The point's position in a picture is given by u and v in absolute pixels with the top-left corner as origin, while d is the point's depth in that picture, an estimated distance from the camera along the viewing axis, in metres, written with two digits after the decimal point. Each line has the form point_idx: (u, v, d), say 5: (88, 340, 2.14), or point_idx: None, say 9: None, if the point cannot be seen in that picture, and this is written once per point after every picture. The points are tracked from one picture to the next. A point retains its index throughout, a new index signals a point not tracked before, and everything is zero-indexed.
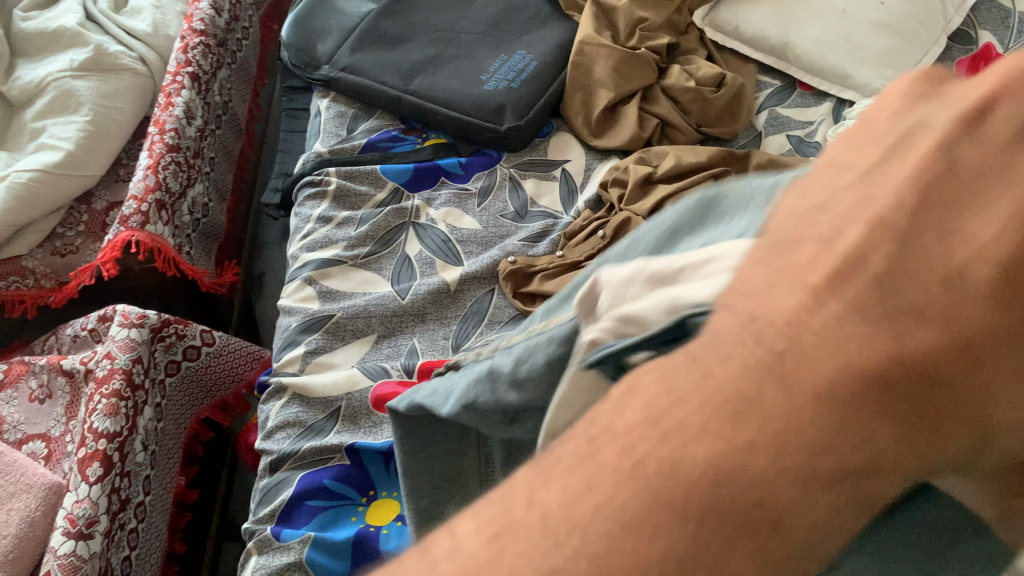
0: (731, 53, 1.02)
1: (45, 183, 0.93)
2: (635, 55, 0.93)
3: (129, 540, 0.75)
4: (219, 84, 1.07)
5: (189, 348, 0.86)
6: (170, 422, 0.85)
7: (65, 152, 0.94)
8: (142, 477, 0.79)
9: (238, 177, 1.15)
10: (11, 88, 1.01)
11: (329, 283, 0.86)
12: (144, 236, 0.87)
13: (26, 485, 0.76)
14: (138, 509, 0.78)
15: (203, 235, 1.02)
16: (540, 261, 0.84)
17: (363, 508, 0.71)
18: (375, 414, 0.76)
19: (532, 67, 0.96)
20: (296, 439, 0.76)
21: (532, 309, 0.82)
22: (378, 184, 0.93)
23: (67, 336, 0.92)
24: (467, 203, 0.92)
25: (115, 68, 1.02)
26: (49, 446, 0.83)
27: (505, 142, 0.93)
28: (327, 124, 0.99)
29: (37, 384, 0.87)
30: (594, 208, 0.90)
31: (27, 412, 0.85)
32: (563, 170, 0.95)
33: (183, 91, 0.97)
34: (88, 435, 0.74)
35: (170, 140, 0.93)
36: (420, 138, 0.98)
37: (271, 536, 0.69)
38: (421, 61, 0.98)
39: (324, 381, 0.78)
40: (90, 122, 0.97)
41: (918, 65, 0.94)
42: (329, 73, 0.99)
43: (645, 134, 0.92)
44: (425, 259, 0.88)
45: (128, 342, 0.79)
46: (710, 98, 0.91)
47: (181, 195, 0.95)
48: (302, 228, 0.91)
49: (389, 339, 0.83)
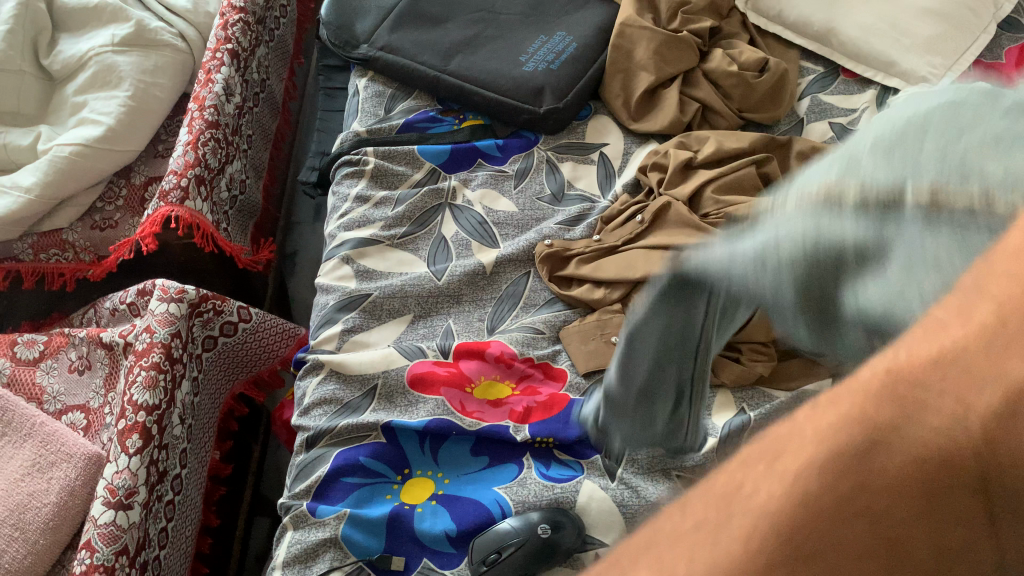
0: (775, 39, 1.00)
1: (85, 157, 0.93)
2: (676, 38, 0.92)
3: (166, 511, 0.76)
4: (258, 62, 1.07)
5: (226, 324, 0.87)
6: (206, 397, 0.86)
7: (105, 127, 0.95)
8: (179, 450, 0.80)
9: (274, 155, 1.15)
10: (54, 63, 1.01)
11: (366, 262, 0.86)
12: (183, 212, 0.88)
13: (65, 455, 0.77)
14: (175, 481, 0.79)
15: (239, 212, 1.02)
16: (577, 245, 0.84)
17: (398, 487, 0.72)
18: (411, 393, 0.76)
19: (573, 49, 0.95)
20: (332, 416, 0.76)
21: (569, 292, 0.82)
22: (415, 164, 0.93)
23: (106, 309, 0.93)
24: (504, 185, 0.92)
25: (156, 44, 1.02)
26: (88, 417, 0.84)
27: (543, 124, 0.92)
28: (365, 103, 0.99)
29: (77, 355, 0.88)
30: (632, 192, 0.89)
31: (67, 383, 0.87)
32: (601, 154, 0.94)
33: (222, 68, 0.97)
34: (127, 407, 0.75)
35: (210, 117, 0.94)
36: (457, 119, 0.97)
37: (307, 511, 0.70)
38: (460, 41, 0.97)
39: (361, 360, 0.78)
40: (130, 98, 0.98)
41: (967, 53, 0.91)
42: (367, 52, 0.99)
43: (685, 118, 0.91)
44: (461, 241, 0.88)
45: (168, 317, 0.79)
46: (753, 84, 0.89)
47: (220, 171, 0.95)
48: (340, 207, 0.91)
49: (425, 319, 0.83)
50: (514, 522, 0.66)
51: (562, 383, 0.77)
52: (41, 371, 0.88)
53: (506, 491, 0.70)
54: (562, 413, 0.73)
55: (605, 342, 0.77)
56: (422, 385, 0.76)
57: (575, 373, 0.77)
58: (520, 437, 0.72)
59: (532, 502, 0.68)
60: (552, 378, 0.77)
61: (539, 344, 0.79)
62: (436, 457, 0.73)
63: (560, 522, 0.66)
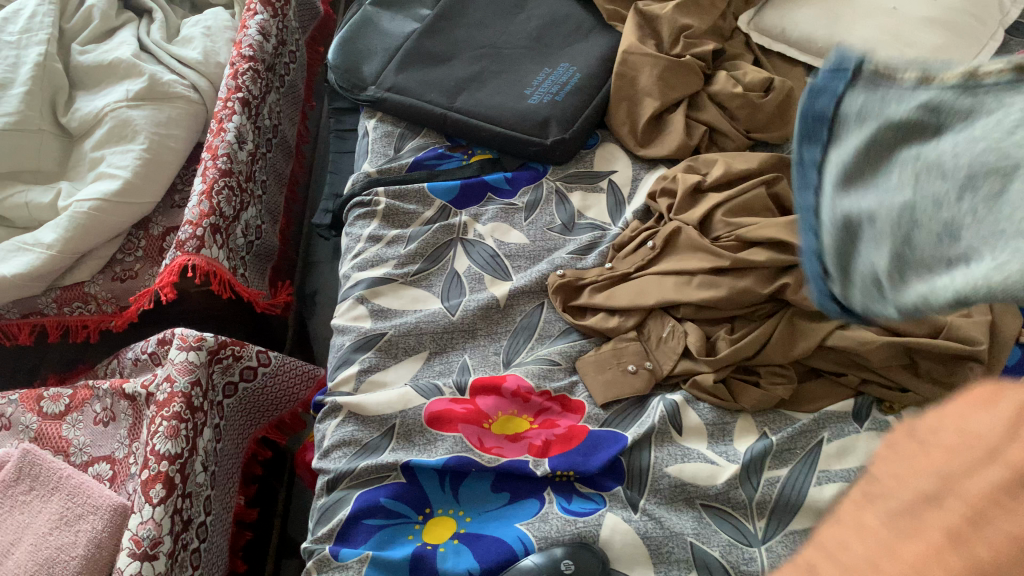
0: (778, 57, 1.01)
1: (104, 212, 0.95)
2: (679, 63, 0.92)
3: (192, 560, 0.77)
4: (269, 107, 1.09)
5: (246, 369, 0.87)
6: (229, 443, 0.87)
7: (122, 180, 0.97)
8: (203, 497, 0.80)
9: (290, 199, 1.17)
10: (71, 120, 1.03)
11: (380, 301, 0.87)
12: (200, 260, 0.89)
13: (92, 507, 0.78)
14: (200, 529, 0.79)
15: (256, 256, 1.04)
16: (589, 273, 0.84)
17: (420, 526, 0.72)
18: (429, 431, 0.76)
19: (577, 79, 0.96)
20: (352, 457, 0.76)
21: (583, 322, 0.81)
22: (425, 202, 0.94)
23: (128, 359, 0.94)
24: (515, 218, 0.92)
25: (169, 97, 1.04)
26: (114, 468, 0.85)
27: (552, 155, 0.93)
28: (375, 144, 1.01)
29: (101, 408, 0.89)
30: (643, 218, 0.90)
31: (92, 435, 0.88)
32: (610, 182, 0.94)
33: (234, 116, 0.99)
34: (151, 457, 0.76)
35: (223, 165, 0.95)
36: (466, 155, 0.99)
37: (329, 555, 0.70)
38: (466, 79, 0.98)
39: (378, 400, 0.78)
40: (146, 150, 0.99)
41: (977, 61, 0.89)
42: (375, 94, 1.00)
43: (692, 142, 0.91)
44: (473, 275, 0.88)
45: (187, 365, 0.80)
46: (759, 104, 0.90)
47: (235, 218, 0.97)
48: (353, 247, 0.92)
49: (441, 356, 0.83)
50: (537, 559, 0.67)
51: (580, 415, 0.76)
52: (67, 424, 0.89)
53: (529, 527, 0.69)
54: (582, 444, 0.73)
55: (622, 371, 0.77)
56: (440, 423, 0.76)
57: (593, 405, 0.77)
58: (540, 472, 0.72)
59: (555, 537, 0.68)
60: (570, 411, 0.77)
61: (555, 376, 0.79)
62: (457, 495, 0.73)
63: (583, 558, 0.66)
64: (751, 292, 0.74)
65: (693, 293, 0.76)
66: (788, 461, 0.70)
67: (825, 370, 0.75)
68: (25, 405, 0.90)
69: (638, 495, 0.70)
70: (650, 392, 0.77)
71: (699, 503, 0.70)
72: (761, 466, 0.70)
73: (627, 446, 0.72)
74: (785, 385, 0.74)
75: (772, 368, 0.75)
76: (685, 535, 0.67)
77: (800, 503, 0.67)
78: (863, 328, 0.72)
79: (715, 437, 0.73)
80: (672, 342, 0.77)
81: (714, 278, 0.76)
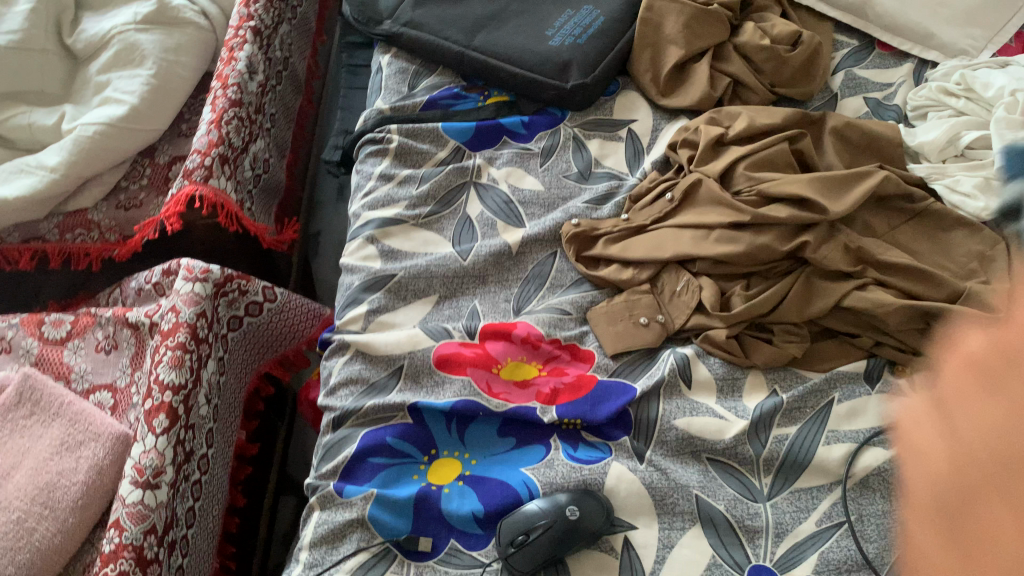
0: (806, 10, 0.97)
1: (110, 137, 0.93)
2: (706, 11, 0.90)
3: (192, 491, 0.76)
4: (280, 39, 1.06)
5: (251, 304, 0.86)
6: (232, 377, 0.86)
7: (129, 106, 0.94)
8: (205, 430, 0.80)
9: (297, 135, 1.15)
10: (77, 42, 1.01)
11: (391, 242, 0.85)
12: (207, 191, 0.87)
13: (93, 434, 0.78)
14: (201, 461, 0.79)
15: (263, 191, 1.02)
16: (604, 223, 0.83)
17: (425, 466, 0.71)
18: (438, 374, 0.76)
19: (600, 23, 0.93)
20: (358, 396, 0.76)
21: (597, 272, 0.80)
22: (439, 142, 0.92)
23: (131, 289, 0.93)
24: (530, 163, 0.90)
25: (178, 22, 1.01)
26: (115, 396, 0.84)
27: (571, 100, 0.91)
28: (388, 81, 0.98)
29: (103, 335, 0.88)
30: (661, 169, 0.88)
31: (93, 362, 0.87)
32: (629, 131, 0.92)
33: (245, 45, 0.96)
34: (154, 386, 0.75)
35: (233, 95, 0.93)
36: (481, 96, 0.96)
37: (334, 492, 0.70)
38: (485, 16, 0.95)
39: (387, 339, 0.77)
40: (154, 77, 0.97)
41: (1009, 23, 0.89)
42: (391, 28, 0.98)
43: (716, 94, 0.89)
44: (486, 221, 0.86)
45: (193, 297, 0.79)
46: (786, 57, 0.88)
47: (244, 150, 0.95)
48: (364, 185, 0.90)
49: (451, 300, 0.82)
50: (541, 504, 0.65)
51: (590, 364, 0.76)
52: (69, 350, 0.88)
53: (534, 472, 0.69)
54: (591, 394, 0.72)
55: (634, 323, 0.76)
56: (449, 365, 0.76)
57: (603, 354, 0.76)
58: (548, 419, 0.71)
59: (559, 483, 0.68)
60: (579, 360, 0.76)
61: (566, 325, 0.78)
62: (463, 438, 0.73)
63: (587, 504, 0.65)
64: (770, 249, 0.73)
65: (710, 248, 0.75)
66: (798, 419, 0.70)
67: (838, 331, 0.74)
68: (25, 329, 0.89)
69: (645, 445, 0.70)
70: (660, 344, 0.77)
71: (705, 457, 0.69)
72: (770, 423, 0.69)
73: (636, 398, 0.71)
74: (797, 343, 0.73)
75: (784, 327, 0.74)
76: (690, 487, 0.67)
77: (808, 462, 0.68)
78: (881, 290, 0.71)
79: (724, 392, 0.72)
80: (686, 297, 0.76)
81: (732, 233, 0.75)
